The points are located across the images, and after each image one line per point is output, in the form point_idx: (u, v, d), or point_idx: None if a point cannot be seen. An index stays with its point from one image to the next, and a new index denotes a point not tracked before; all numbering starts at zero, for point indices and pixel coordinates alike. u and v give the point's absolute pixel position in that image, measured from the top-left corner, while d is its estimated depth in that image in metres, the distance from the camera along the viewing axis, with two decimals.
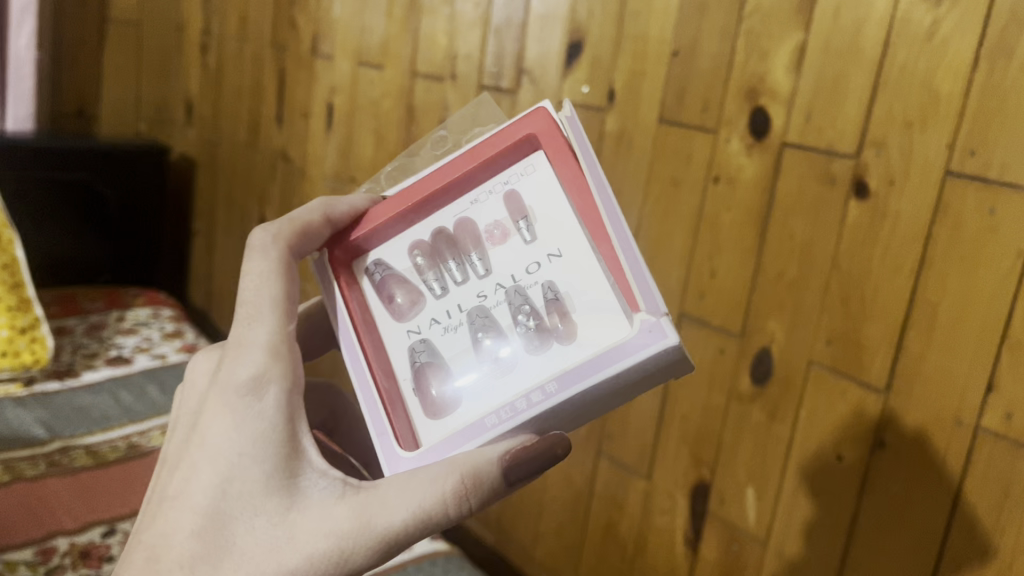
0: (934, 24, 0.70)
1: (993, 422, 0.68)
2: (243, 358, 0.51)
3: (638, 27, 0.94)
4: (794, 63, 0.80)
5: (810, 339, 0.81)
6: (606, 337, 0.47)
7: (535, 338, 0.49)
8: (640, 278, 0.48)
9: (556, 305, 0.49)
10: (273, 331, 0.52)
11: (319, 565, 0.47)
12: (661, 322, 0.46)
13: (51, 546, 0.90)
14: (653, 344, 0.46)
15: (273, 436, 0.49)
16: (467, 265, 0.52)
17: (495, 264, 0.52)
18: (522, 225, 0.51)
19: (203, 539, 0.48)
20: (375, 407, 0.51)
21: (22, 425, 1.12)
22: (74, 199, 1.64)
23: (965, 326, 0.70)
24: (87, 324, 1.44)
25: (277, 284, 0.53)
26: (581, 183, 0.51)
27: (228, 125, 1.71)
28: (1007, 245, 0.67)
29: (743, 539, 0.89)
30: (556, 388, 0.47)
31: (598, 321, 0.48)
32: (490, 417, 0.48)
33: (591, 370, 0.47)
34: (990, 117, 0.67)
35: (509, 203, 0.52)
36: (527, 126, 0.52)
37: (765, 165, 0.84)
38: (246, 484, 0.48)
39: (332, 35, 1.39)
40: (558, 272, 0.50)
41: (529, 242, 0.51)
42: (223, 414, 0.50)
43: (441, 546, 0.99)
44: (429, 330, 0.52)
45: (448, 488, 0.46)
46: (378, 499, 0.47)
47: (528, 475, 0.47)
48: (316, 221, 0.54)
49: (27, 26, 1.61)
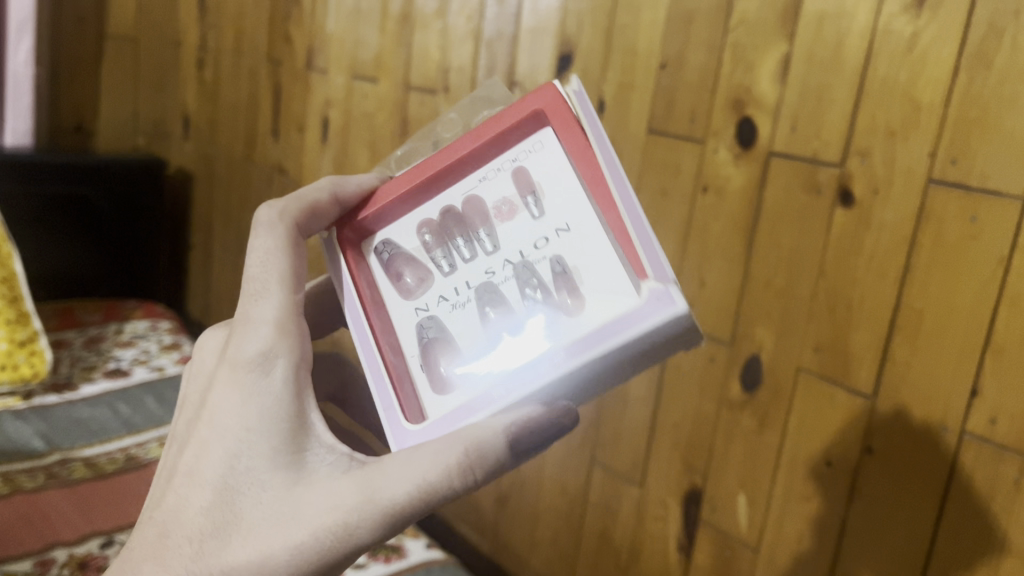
0: (914, 35, 0.71)
1: (978, 426, 0.69)
2: (251, 336, 0.53)
3: (626, 40, 0.95)
4: (779, 73, 0.81)
5: (799, 347, 0.82)
6: (612, 305, 0.47)
7: (543, 312, 0.49)
8: (650, 250, 0.48)
9: (565, 279, 0.49)
10: (280, 308, 0.53)
11: (324, 539, 0.47)
12: (670, 290, 0.46)
13: (50, 558, 0.91)
14: (662, 311, 0.45)
15: (278, 411, 0.50)
16: (475, 242, 0.52)
17: (503, 240, 0.52)
18: (530, 200, 0.51)
19: (213, 514, 0.49)
20: (381, 378, 0.53)
21: (21, 438, 1.13)
22: (73, 213, 1.65)
23: (949, 333, 0.71)
24: (86, 337, 1.45)
25: (284, 258, 0.54)
26: (589, 156, 0.50)
27: (225, 139, 1.72)
28: (989, 252, 0.68)
29: (736, 545, 0.89)
30: (561, 357, 0.47)
31: (607, 290, 0.48)
32: (495, 388, 0.49)
33: (596, 341, 0.46)
34: (970, 126, 0.68)
35: (518, 179, 0.52)
36: (534, 102, 0.52)
37: (752, 174, 0.85)
38: (254, 459, 0.49)
39: (327, 49, 1.41)
40: (567, 247, 0.50)
41: (536, 217, 0.51)
42: (232, 391, 0.51)
43: (436, 555, 1.00)
44: (436, 307, 0.53)
45: (450, 461, 0.46)
46: (381, 472, 0.48)
47: (533, 446, 0.47)
48: (324, 200, 0.55)
49: (25, 43, 1.63)
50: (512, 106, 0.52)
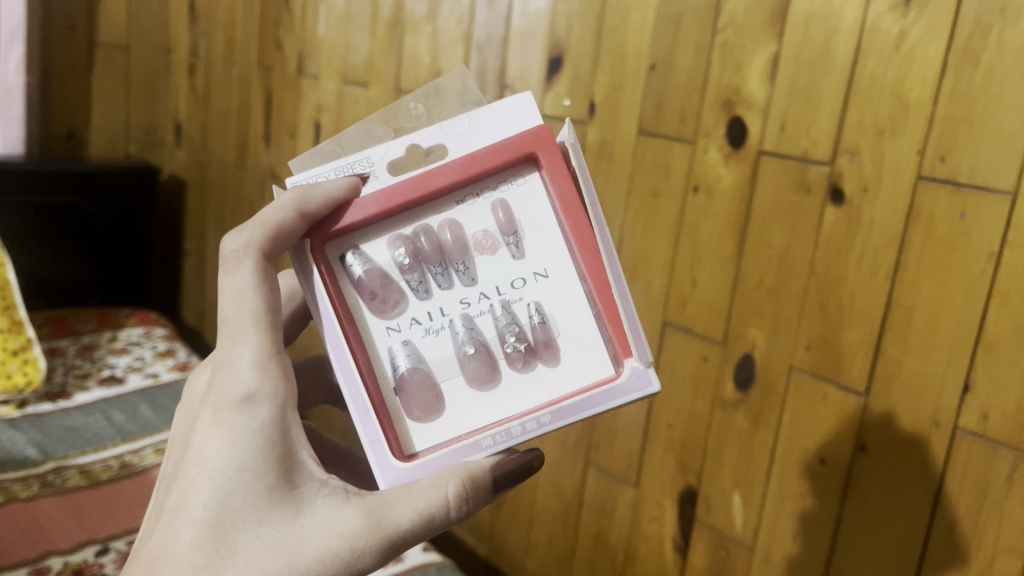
0: (901, 33, 0.71)
1: (970, 422, 0.69)
2: (234, 379, 0.52)
3: (615, 41, 0.95)
4: (768, 73, 0.82)
5: (790, 345, 0.82)
6: (588, 372, 0.54)
7: (521, 358, 0.54)
8: (631, 321, 0.54)
9: (543, 327, 0.55)
10: (258, 348, 0.52)
11: (330, 565, 0.48)
12: (647, 370, 0.52)
13: (45, 566, 0.91)
14: (639, 389, 0.52)
15: (270, 449, 0.50)
16: (452, 271, 0.56)
17: (480, 274, 0.56)
18: (510, 241, 0.56)
19: (205, 549, 0.48)
20: (367, 413, 0.53)
21: (15, 447, 1.13)
22: (64, 222, 1.64)
23: (940, 329, 0.71)
24: (80, 345, 1.44)
25: (256, 296, 0.53)
26: (579, 214, 0.55)
27: (216, 145, 1.72)
28: (979, 248, 0.68)
29: (731, 544, 0.89)
30: (550, 418, 0.52)
31: (582, 352, 0.55)
32: (486, 438, 0.52)
33: (581, 409, 0.52)
34: (957, 124, 0.68)
35: (500, 214, 0.56)
36: (531, 145, 0.55)
37: (742, 174, 0.85)
38: (248, 496, 0.49)
39: (318, 55, 1.41)
40: (543, 292, 0.55)
41: (516, 257, 0.56)
42: (218, 432, 0.51)
43: (433, 557, 1.00)
44: (409, 330, 0.55)
45: (450, 489, 0.49)
46: (385, 502, 0.49)
47: (511, 480, 0.52)
48: (290, 220, 0.53)
49: (15, 52, 1.62)
50: (504, 143, 0.55)
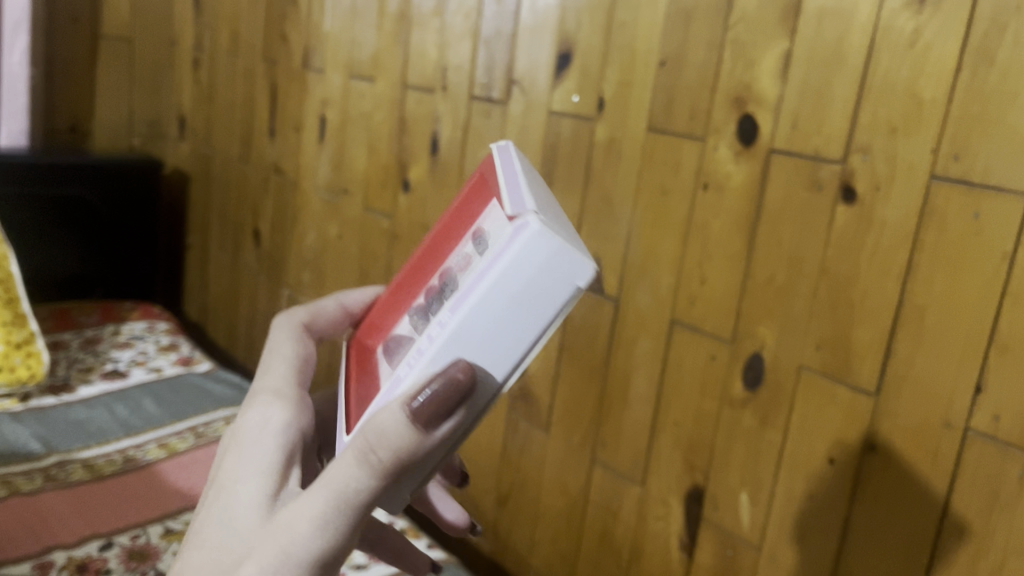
0: (915, 31, 0.71)
1: (982, 423, 0.69)
2: (252, 401, 0.53)
3: (625, 37, 0.95)
4: (780, 71, 0.81)
5: (800, 345, 0.82)
6: (490, 254, 0.41)
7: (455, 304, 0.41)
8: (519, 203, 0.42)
9: (477, 269, 0.42)
10: (285, 379, 0.54)
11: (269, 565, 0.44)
12: (527, 217, 0.40)
13: (48, 560, 0.90)
14: (519, 239, 0.39)
15: (253, 456, 0.49)
16: (442, 297, 0.45)
17: (460, 282, 0.44)
18: (478, 242, 0.45)
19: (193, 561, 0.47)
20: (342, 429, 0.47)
21: (18, 440, 1.12)
22: (68, 214, 1.64)
23: (952, 329, 0.70)
24: (83, 338, 1.44)
25: (291, 345, 0.56)
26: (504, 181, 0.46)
27: (221, 138, 1.72)
28: (992, 248, 0.68)
29: (738, 544, 0.89)
30: (449, 314, 0.40)
31: (494, 245, 0.42)
32: (404, 370, 0.42)
33: (473, 287, 0.40)
34: (972, 123, 0.68)
35: (474, 236, 0.46)
36: (476, 174, 0.51)
37: (752, 172, 0.84)
38: (226, 503, 0.47)
39: (323, 49, 1.41)
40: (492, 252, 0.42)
41: (480, 250, 0.44)
42: (227, 451, 0.51)
43: (438, 554, 1.00)
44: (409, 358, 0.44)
45: (355, 444, 0.43)
46: (319, 489, 0.44)
47: (445, 413, 0.41)
48: (331, 309, 0.59)
49: (20, 43, 1.61)
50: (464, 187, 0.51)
